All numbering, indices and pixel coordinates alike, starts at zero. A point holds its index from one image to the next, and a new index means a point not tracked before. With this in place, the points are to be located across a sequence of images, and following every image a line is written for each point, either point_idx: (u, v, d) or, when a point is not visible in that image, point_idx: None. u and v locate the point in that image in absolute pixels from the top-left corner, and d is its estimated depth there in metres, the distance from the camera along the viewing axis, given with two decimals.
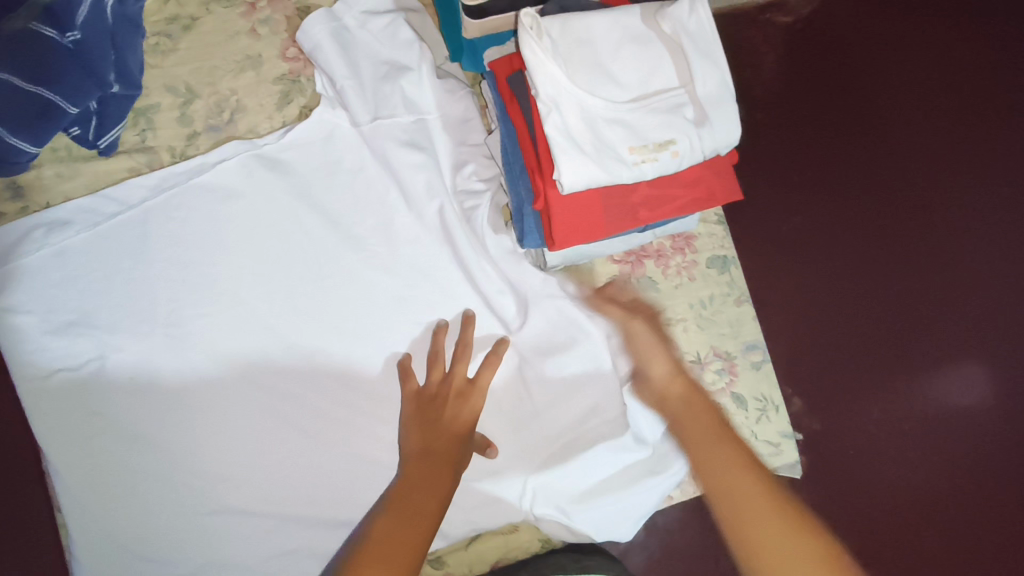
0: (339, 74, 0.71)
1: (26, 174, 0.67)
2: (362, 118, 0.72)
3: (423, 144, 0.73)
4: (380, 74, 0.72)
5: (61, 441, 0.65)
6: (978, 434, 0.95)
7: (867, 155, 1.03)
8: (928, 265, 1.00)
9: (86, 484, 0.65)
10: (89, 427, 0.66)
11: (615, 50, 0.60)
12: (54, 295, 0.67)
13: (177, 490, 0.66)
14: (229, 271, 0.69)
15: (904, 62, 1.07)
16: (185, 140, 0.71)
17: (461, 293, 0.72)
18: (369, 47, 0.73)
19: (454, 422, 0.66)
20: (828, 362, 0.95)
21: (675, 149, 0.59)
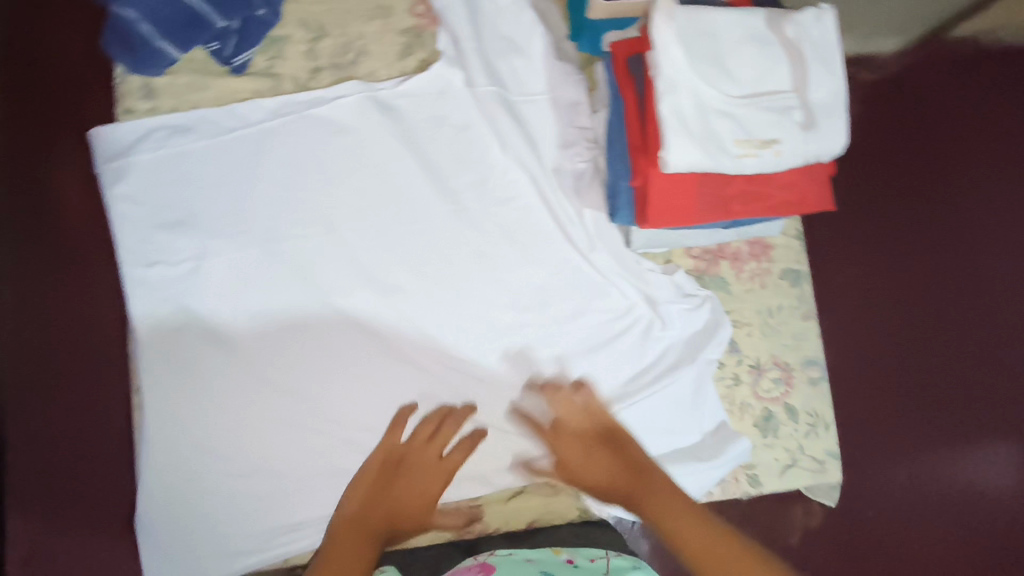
0: (463, 35, 0.75)
1: (162, 78, 0.72)
2: (479, 81, 0.76)
3: (528, 116, 0.76)
4: (497, 45, 0.77)
5: (151, 330, 0.68)
6: (999, 518, 0.94)
7: (935, 222, 1.01)
8: (981, 345, 0.98)
9: (161, 375, 0.68)
10: (175, 323, 0.69)
11: (735, 46, 0.62)
12: (165, 193, 0.70)
13: (248, 397, 0.69)
14: (329, 200, 0.72)
15: (987, 133, 1.04)
16: (309, 73, 0.75)
17: (541, 259, 0.75)
18: (493, 19, 0.77)
19: (414, 481, 0.67)
20: (866, 418, 0.94)
21: (778, 148, 0.61)
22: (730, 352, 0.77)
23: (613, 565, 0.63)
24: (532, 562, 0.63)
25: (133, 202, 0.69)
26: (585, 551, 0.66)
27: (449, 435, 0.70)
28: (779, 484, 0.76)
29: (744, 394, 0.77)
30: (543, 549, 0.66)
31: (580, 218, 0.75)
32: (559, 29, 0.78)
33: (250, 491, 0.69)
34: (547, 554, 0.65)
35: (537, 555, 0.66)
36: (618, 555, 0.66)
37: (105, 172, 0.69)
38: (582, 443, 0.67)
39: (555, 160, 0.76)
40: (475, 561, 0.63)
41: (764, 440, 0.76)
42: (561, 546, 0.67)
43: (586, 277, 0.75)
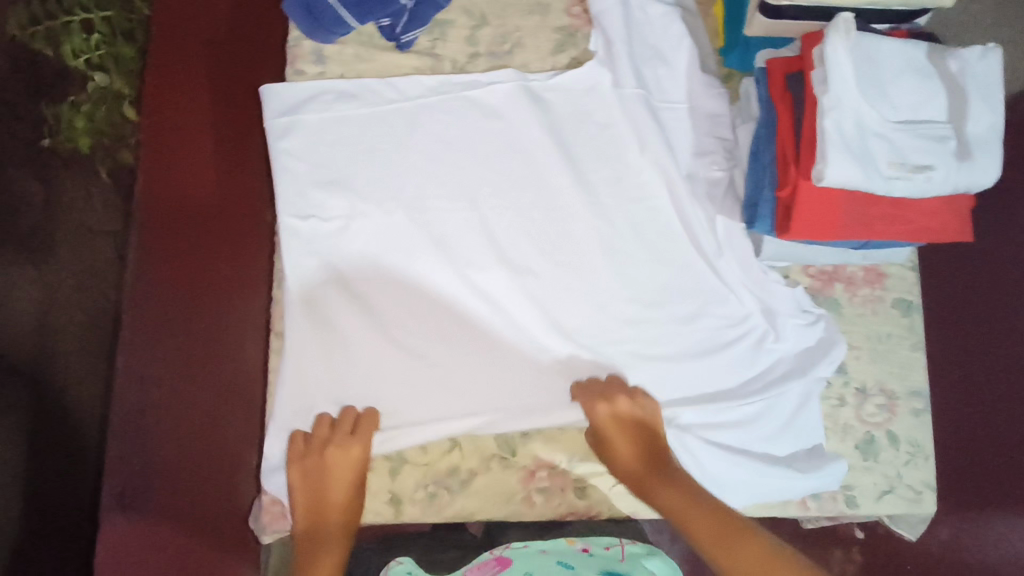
0: (617, 38, 0.78)
1: (334, 47, 0.76)
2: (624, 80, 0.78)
3: (668, 121, 0.79)
4: (645, 53, 0.79)
5: (300, 278, 0.72)
6: None
7: None
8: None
9: (300, 321, 0.71)
10: (322, 275, 0.73)
11: (896, 74, 0.65)
12: (325, 153, 0.74)
13: (379, 354, 0.72)
14: (473, 177, 0.76)
15: None
16: (468, 57, 0.79)
17: (667, 260, 0.77)
18: (643, 29, 0.80)
19: (337, 483, 0.67)
20: None
21: (931, 175, 0.63)
22: (837, 373, 0.79)
23: (629, 551, 0.63)
24: (547, 552, 0.61)
25: (295, 158, 0.74)
26: (600, 539, 0.64)
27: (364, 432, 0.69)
28: (874, 508, 0.76)
29: (847, 416, 0.78)
30: (556, 538, 0.64)
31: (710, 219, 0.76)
32: (704, 42, 0.81)
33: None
34: (561, 544, 0.63)
35: (550, 544, 0.64)
36: (632, 542, 0.65)
37: (272, 128, 0.74)
38: (626, 431, 0.69)
39: (692, 167, 0.78)
40: (490, 555, 0.61)
41: (864, 462, 0.77)
42: (574, 536, 0.65)
43: (708, 280, 0.77)
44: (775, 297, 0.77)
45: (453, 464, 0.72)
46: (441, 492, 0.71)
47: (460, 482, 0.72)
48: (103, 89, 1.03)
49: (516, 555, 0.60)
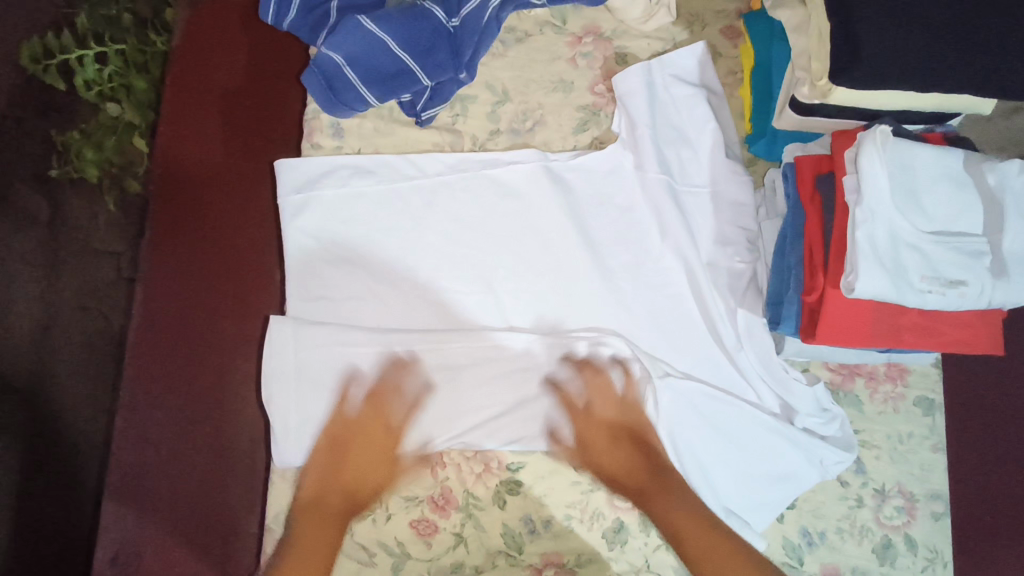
0: (641, 120, 0.76)
1: (352, 120, 0.75)
2: (647, 164, 0.76)
3: (690, 207, 0.77)
4: (668, 136, 0.77)
5: (307, 363, 0.70)
6: None
7: None
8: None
9: (296, 406, 0.70)
10: (330, 359, 0.70)
11: (931, 184, 0.63)
12: (338, 231, 0.72)
13: (372, 440, 0.69)
14: (491, 259, 0.74)
15: None
16: (488, 134, 0.77)
17: (682, 352, 0.75)
18: (667, 110, 0.78)
19: (367, 456, 0.69)
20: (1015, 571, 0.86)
21: (964, 291, 0.61)
22: (855, 472, 0.76)
23: None
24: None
25: (311, 236, 0.72)
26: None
27: (397, 385, 0.71)
28: None
29: (866, 518, 0.75)
30: None
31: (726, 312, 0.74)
32: (731, 127, 0.79)
33: (366, 536, 0.69)
34: None
35: None
36: None
37: (287, 202, 0.72)
38: (621, 438, 0.72)
39: (714, 256, 0.76)
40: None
41: (880, 567, 0.74)
42: None
43: (722, 373, 0.75)
44: (791, 394, 0.74)
45: (455, 559, 0.69)
46: None
47: None
48: (114, 119, 1.02)
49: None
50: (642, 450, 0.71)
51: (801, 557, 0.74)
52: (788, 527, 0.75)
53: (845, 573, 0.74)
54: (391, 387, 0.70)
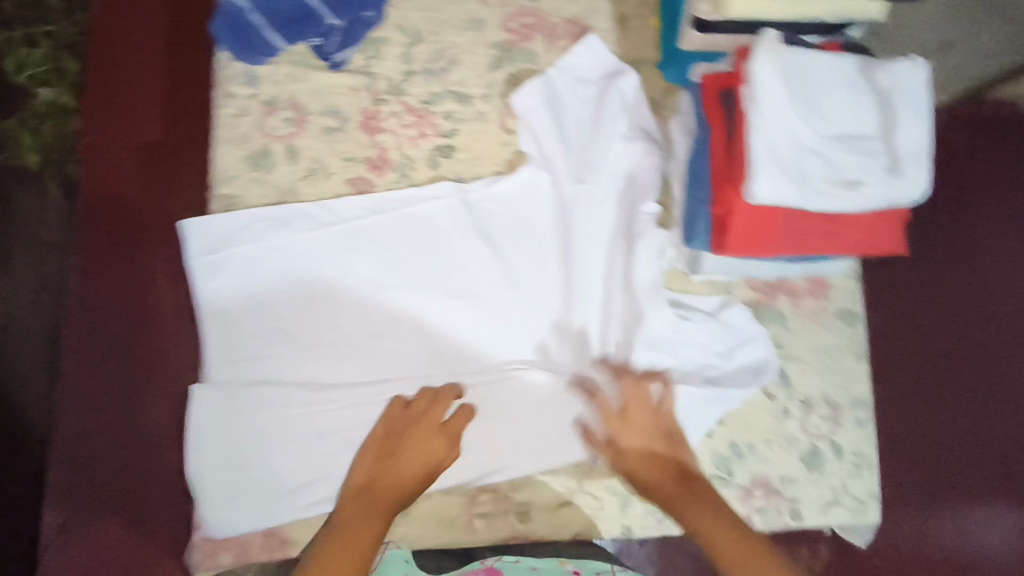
0: (541, 85, 0.77)
1: (265, 67, 0.74)
2: (562, 99, 0.78)
3: (602, 148, 0.77)
4: (574, 87, 0.78)
5: (223, 335, 0.69)
6: None
7: None
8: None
9: (221, 403, 0.68)
10: (248, 328, 0.70)
11: (828, 89, 0.64)
12: (258, 181, 0.72)
13: (296, 398, 0.69)
14: (411, 213, 0.74)
15: None
16: (403, 75, 0.77)
17: (602, 301, 0.75)
18: (566, 62, 0.79)
19: (417, 453, 0.66)
20: None
21: (861, 191, 0.63)
22: (781, 385, 0.79)
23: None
24: (536, 570, 0.68)
25: (232, 186, 0.71)
26: (592, 563, 0.70)
27: (394, 416, 0.68)
28: (820, 519, 0.77)
29: (793, 429, 0.78)
30: (549, 559, 0.70)
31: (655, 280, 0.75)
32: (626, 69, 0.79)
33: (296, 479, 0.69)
34: (552, 565, 0.69)
35: (542, 565, 0.69)
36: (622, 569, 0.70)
37: (197, 266, 0.70)
38: (640, 433, 0.69)
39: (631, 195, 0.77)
40: (482, 565, 0.68)
41: (808, 474, 0.77)
42: (566, 558, 0.70)
43: (650, 323, 0.74)
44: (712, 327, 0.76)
45: None
46: None
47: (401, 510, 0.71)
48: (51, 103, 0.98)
49: (506, 568, 0.68)
50: (662, 455, 0.69)
51: (731, 469, 0.77)
52: (719, 443, 0.77)
53: (773, 481, 0.77)
54: (437, 396, 0.69)
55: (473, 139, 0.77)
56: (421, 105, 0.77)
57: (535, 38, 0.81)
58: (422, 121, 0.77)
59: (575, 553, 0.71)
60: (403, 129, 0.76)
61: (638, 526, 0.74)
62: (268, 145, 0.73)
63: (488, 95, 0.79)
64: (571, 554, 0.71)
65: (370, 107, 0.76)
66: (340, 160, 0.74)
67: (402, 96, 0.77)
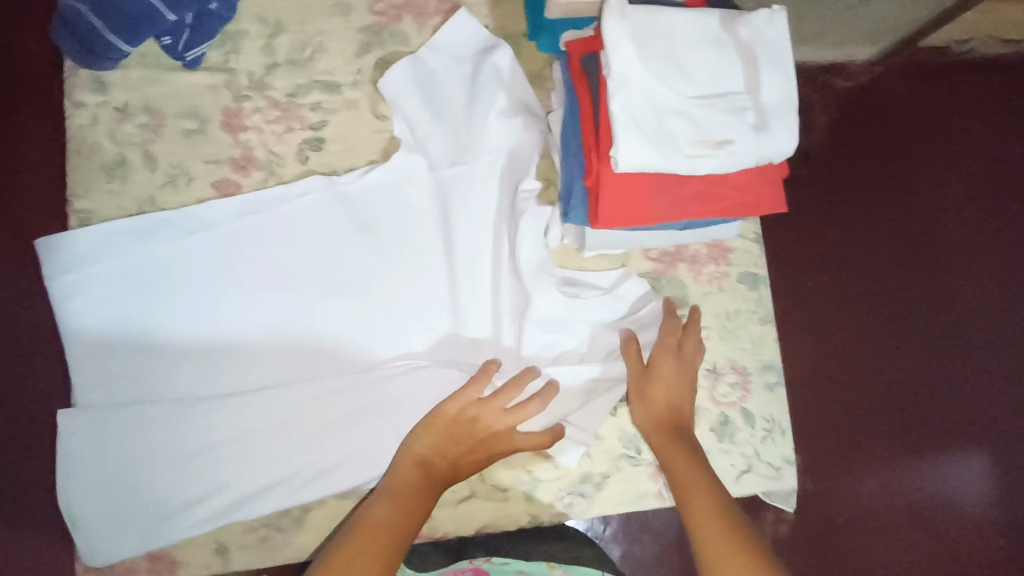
0: (412, 67, 0.74)
1: (114, 72, 0.71)
2: (435, 79, 0.74)
3: (479, 128, 0.74)
4: (446, 66, 0.75)
5: (90, 356, 0.67)
6: (964, 524, 1.00)
7: (895, 216, 1.10)
8: (949, 362, 1.06)
9: (94, 428, 0.66)
10: (116, 348, 0.67)
11: (689, 46, 0.62)
12: (118, 193, 0.70)
13: (172, 414, 0.67)
14: (281, 214, 0.71)
15: (944, 130, 1.15)
16: (265, 68, 0.74)
17: (490, 287, 0.73)
18: (437, 40, 0.75)
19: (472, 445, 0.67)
20: (853, 404, 1.00)
21: (731, 150, 0.60)
22: None
23: None
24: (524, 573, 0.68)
25: (87, 200, 0.69)
26: (580, 569, 0.69)
27: (472, 397, 0.68)
28: (733, 489, 0.75)
29: (701, 399, 0.76)
30: (539, 562, 0.69)
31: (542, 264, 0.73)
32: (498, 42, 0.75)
33: (177, 497, 0.66)
34: (540, 567, 0.69)
35: (532, 568, 0.69)
36: None
37: (54, 288, 0.67)
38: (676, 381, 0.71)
39: (512, 176, 0.74)
40: (469, 565, 0.69)
41: (717, 444, 0.75)
42: (555, 560, 0.70)
43: (539, 305, 0.73)
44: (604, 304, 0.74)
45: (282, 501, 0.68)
46: (273, 535, 0.68)
47: (293, 520, 0.69)
48: None
49: (493, 570, 0.68)
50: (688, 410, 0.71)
51: (639, 447, 0.75)
52: (623, 421, 0.75)
53: None
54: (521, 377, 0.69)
55: (344, 130, 0.75)
56: (287, 98, 0.74)
57: (405, 17, 0.77)
58: (289, 115, 0.74)
59: (566, 557, 0.70)
60: (268, 125, 0.73)
61: (545, 514, 0.73)
62: (123, 154, 0.71)
63: (358, 82, 0.75)
64: (559, 555, 0.70)
65: (231, 105, 0.73)
66: (202, 163, 0.72)
67: (265, 91, 0.74)
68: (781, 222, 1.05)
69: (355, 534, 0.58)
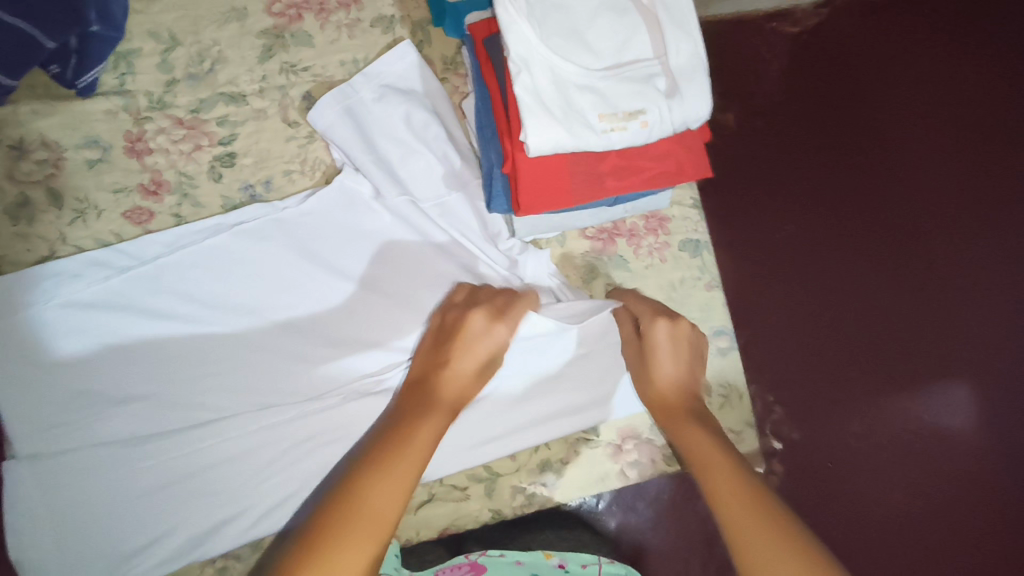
0: (360, 99, 0.72)
1: (2, 107, 0.68)
2: (363, 101, 0.72)
3: (417, 145, 0.72)
4: (381, 92, 0.72)
5: (17, 408, 0.64)
6: (960, 455, 0.97)
7: (856, 154, 1.07)
8: (925, 291, 1.03)
9: (35, 482, 0.62)
10: (40, 396, 0.64)
11: (590, 18, 0.60)
12: (24, 235, 0.67)
13: (110, 456, 0.64)
14: (205, 236, 0.69)
15: (898, 60, 1.12)
16: (164, 86, 0.72)
17: (424, 293, 0.71)
18: (376, 69, 0.73)
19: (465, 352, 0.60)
20: (832, 348, 0.98)
21: (644, 120, 0.58)
22: None
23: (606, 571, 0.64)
24: (522, 564, 0.63)
25: None
26: (576, 556, 0.65)
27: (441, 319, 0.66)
28: None
29: None
30: (534, 552, 0.65)
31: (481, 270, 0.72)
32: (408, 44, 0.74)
33: (125, 544, 0.64)
34: (537, 557, 0.64)
35: (528, 557, 0.65)
36: (612, 562, 0.65)
37: None
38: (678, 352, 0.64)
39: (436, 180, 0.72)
40: (466, 559, 0.64)
41: None
42: (551, 550, 0.66)
43: None
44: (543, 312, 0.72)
45: (237, 532, 0.66)
46: (231, 564, 0.67)
47: (250, 548, 0.68)
48: None
49: (490, 563, 0.63)
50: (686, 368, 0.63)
51: (596, 429, 0.74)
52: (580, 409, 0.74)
53: (641, 431, 0.75)
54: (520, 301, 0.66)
55: (255, 142, 0.73)
56: (190, 115, 0.72)
57: (305, 15, 0.75)
58: (195, 132, 0.72)
59: (561, 546, 0.67)
60: (174, 146, 0.71)
61: (507, 509, 0.72)
62: (25, 193, 0.68)
63: (263, 89, 0.74)
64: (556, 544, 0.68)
65: (133, 129, 0.70)
66: (110, 193, 0.69)
67: (167, 110, 0.71)
68: (738, 175, 1.03)
69: (355, 496, 0.44)
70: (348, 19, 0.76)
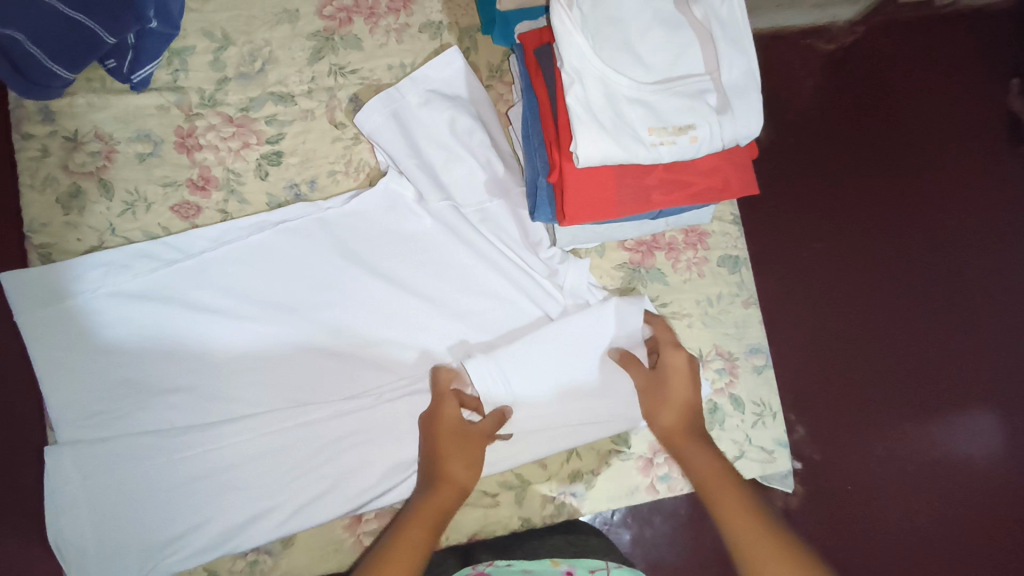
0: (405, 102, 0.72)
1: (59, 99, 0.69)
2: (409, 104, 0.72)
3: (460, 150, 0.72)
4: (427, 96, 0.73)
5: (60, 395, 0.65)
6: (984, 485, 0.96)
7: (887, 174, 1.07)
8: (950, 317, 1.02)
9: (77, 468, 0.63)
10: (83, 384, 0.65)
11: (643, 32, 0.60)
12: (75, 225, 0.69)
13: (149, 445, 0.65)
14: (248, 233, 0.70)
15: (933, 81, 1.11)
16: (216, 84, 0.73)
17: (463, 298, 0.72)
18: (422, 73, 0.73)
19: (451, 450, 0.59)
20: (857, 370, 0.97)
21: (693, 135, 0.58)
22: None
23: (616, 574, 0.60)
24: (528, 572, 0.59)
25: (45, 234, 0.68)
26: (586, 561, 0.62)
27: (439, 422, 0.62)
28: None
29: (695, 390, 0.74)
30: (541, 559, 0.62)
31: (519, 278, 0.72)
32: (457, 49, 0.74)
33: (159, 534, 0.64)
34: (543, 566, 0.60)
35: (533, 564, 0.62)
36: (621, 567, 0.61)
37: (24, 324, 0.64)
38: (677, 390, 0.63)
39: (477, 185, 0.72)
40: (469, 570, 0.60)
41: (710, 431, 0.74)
42: (559, 557, 0.62)
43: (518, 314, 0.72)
44: None
45: (268, 529, 0.66)
46: (262, 558, 0.67)
47: (279, 544, 0.68)
48: None
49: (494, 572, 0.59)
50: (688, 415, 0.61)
51: (628, 440, 0.74)
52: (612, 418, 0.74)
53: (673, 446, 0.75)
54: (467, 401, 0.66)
55: (301, 142, 0.74)
56: (239, 113, 0.73)
57: (356, 19, 0.76)
58: (244, 130, 0.73)
59: (573, 551, 0.66)
60: (223, 143, 0.72)
61: (537, 517, 0.72)
62: (77, 184, 0.69)
63: (312, 91, 0.75)
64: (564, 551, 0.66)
65: (184, 124, 0.71)
66: (159, 186, 0.71)
67: (217, 107, 0.72)
68: (767, 192, 1.03)
69: None
70: (397, 24, 0.77)
